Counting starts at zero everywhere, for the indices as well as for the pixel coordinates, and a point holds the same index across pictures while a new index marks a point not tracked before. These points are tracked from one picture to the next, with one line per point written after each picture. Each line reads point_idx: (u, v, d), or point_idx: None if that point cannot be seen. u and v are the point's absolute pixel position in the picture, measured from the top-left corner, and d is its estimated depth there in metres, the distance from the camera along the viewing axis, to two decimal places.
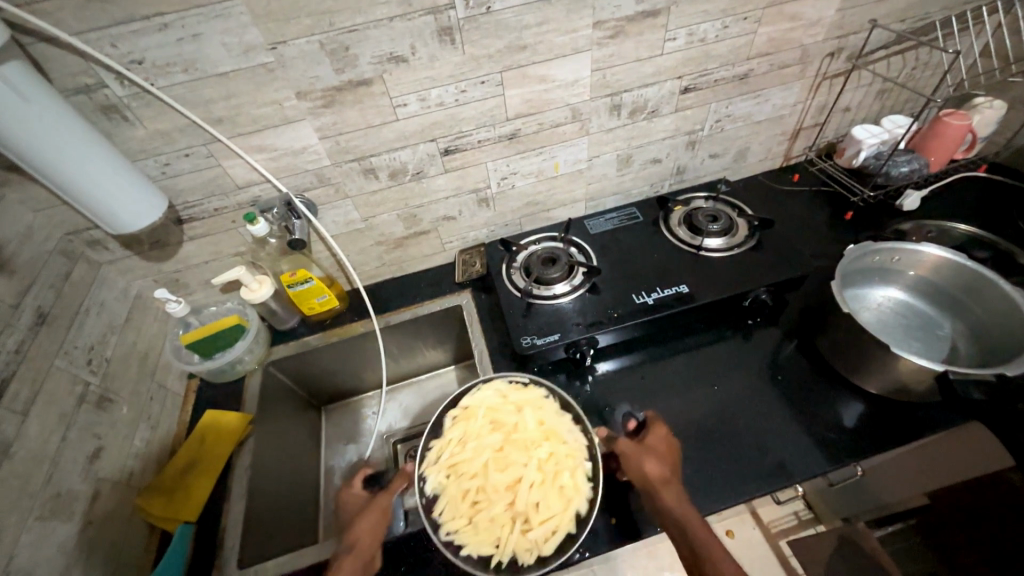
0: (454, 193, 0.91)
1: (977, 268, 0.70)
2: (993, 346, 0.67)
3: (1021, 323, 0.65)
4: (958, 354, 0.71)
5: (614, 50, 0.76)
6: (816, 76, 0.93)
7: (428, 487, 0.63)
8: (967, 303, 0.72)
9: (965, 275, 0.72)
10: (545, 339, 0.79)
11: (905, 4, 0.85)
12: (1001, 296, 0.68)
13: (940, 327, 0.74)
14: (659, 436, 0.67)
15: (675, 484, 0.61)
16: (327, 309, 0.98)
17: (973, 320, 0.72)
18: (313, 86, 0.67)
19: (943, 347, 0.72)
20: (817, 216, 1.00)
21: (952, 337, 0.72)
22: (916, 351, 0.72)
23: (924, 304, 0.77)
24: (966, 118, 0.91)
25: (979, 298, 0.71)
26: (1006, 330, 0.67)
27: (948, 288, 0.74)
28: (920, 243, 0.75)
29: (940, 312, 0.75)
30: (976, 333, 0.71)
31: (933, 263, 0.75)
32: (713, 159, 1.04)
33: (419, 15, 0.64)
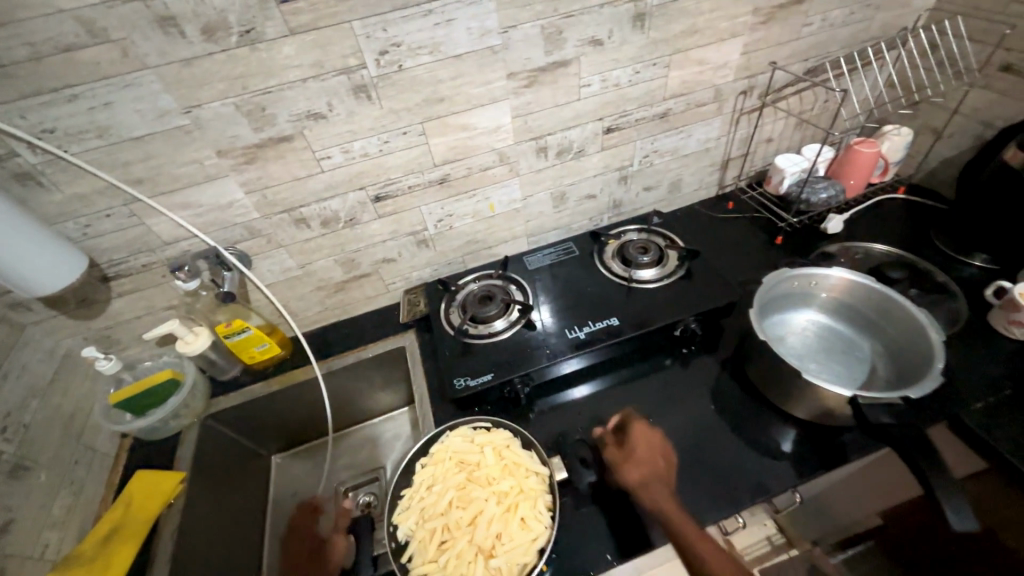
0: (391, 237, 0.92)
1: (885, 291, 0.72)
2: (904, 367, 0.69)
3: (926, 344, 0.67)
4: (875, 376, 0.72)
5: (531, 98, 0.80)
6: (733, 112, 0.98)
7: (399, 535, 0.66)
8: (882, 325, 0.75)
9: (876, 298, 0.74)
10: (479, 380, 0.79)
11: (805, 46, 0.91)
12: (909, 318, 0.70)
13: (859, 349, 0.76)
14: (642, 440, 0.71)
15: (656, 486, 0.67)
16: (269, 357, 0.97)
17: (889, 341, 0.74)
18: (233, 145, 0.69)
19: (862, 370, 0.74)
20: (749, 242, 1.03)
21: (870, 360, 0.74)
22: (836, 375, 0.74)
23: (843, 326, 0.79)
24: (876, 145, 0.97)
25: (891, 320, 0.73)
26: (914, 351, 0.69)
27: (864, 310, 0.77)
28: (835, 268, 0.78)
29: (859, 334, 0.77)
30: (891, 354, 0.73)
31: (847, 287, 0.77)
32: (647, 192, 1.08)
33: (332, 75, 0.67)
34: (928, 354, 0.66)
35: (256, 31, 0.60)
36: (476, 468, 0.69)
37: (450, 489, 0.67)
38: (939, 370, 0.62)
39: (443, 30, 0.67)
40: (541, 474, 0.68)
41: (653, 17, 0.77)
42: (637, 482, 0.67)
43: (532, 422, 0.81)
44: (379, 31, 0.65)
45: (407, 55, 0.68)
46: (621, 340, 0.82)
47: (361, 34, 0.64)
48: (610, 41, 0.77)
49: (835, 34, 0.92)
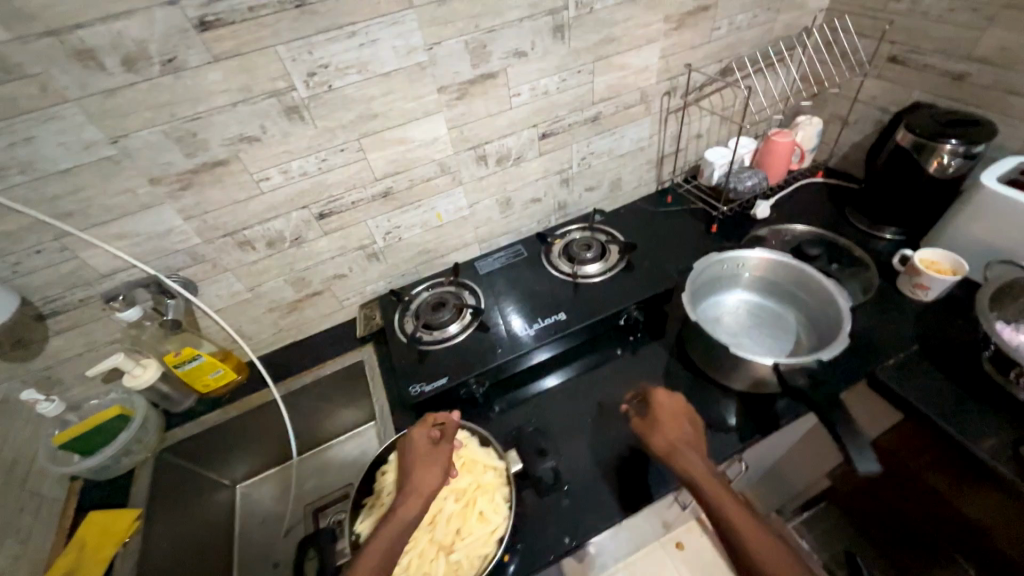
0: (340, 252, 0.93)
1: (802, 266, 0.79)
2: (824, 334, 0.76)
3: (839, 311, 0.73)
4: (801, 345, 0.79)
5: (464, 110, 0.84)
6: (661, 112, 1.05)
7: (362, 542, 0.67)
8: (803, 298, 0.81)
9: (795, 273, 0.81)
10: (434, 384, 0.81)
11: (718, 47, 0.99)
12: (823, 289, 0.77)
13: (786, 323, 0.83)
14: (665, 408, 0.71)
15: (684, 450, 0.65)
16: (225, 383, 0.96)
17: (810, 312, 0.80)
18: (166, 172, 0.69)
19: (788, 341, 0.80)
20: (687, 232, 1.09)
21: (796, 331, 0.81)
22: (766, 348, 0.80)
23: (771, 303, 0.86)
24: (790, 135, 1.06)
25: (810, 293, 0.80)
26: (830, 319, 0.75)
27: (787, 286, 0.83)
28: (758, 249, 0.84)
29: (786, 308, 0.84)
30: (812, 323, 0.79)
31: (770, 265, 0.84)
32: (590, 192, 1.13)
33: (262, 98, 0.68)
34: (840, 321, 0.73)
35: (179, 60, 0.61)
36: None
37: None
38: (848, 333, 0.69)
39: (369, 50, 0.70)
40: (497, 467, 0.70)
41: (572, 28, 0.82)
42: (665, 449, 0.66)
43: (490, 421, 0.83)
44: (305, 54, 0.67)
45: (335, 75, 0.70)
46: (568, 334, 0.86)
47: (287, 58, 0.66)
48: (534, 52, 0.82)
49: (744, 36, 1.00)
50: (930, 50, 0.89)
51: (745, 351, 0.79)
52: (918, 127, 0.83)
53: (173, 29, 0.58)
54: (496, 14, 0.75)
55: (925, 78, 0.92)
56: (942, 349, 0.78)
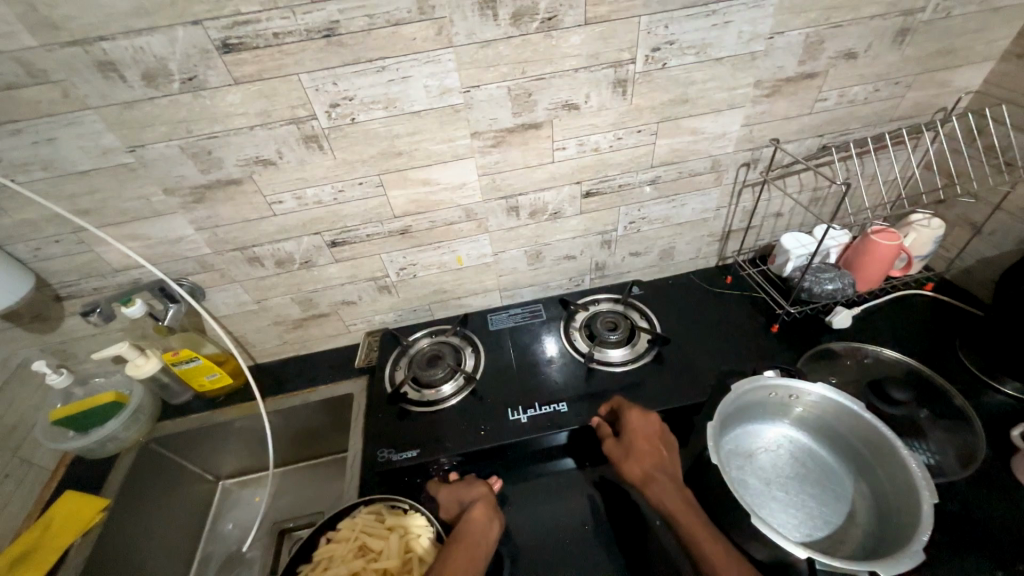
0: (350, 281, 0.89)
1: (874, 422, 0.62)
2: (890, 520, 0.58)
3: (917, 498, 0.56)
4: (856, 521, 0.61)
5: (499, 158, 0.75)
6: (734, 184, 0.90)
7: None
8: (871, 463, 0.63)
9: (867, 430, 0.63)
10: (403, 455, 0.74)
11: (819, 122, 0.82)
12: (901, 465, 0.59)
13: (842, 485, 0.65)
14: (639, 431, 0.68)
15: (659, 480, 0.63)
16: (220, 386, 0.96)
17: (877, 484, 0.62)
18: (180, 184, 0.68)
19: (839, 511, 0.63)
20: (740, 326, 0.92)
21: (852, 501, 0.63)
22: (807, 512, 0.63)
23: (824, 449, 0.69)
24: (897, 238, 0.85)
25: (882, 460, 0.62)
26: (902, 507, 0.58)
27: (853, 439, 0.66)
28: (818, 382, 0.68)
29: (845, 465, 0.66)
30: (878, 501, 0.61)
31: (830, 405, 0.67)
32: (635, 257, 0.99)
33: (280, 124, 0.64)
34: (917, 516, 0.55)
35: (198, 79, 0.58)
36: (377, 556, 0.64)
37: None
38: (922, 544, 0.51)
39: (398, 87, 0.64)
40: None
41: (637, 85, 0.71)
42: (640, 478, 0.64)
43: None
44: (330, 85, 0.62)
45: (360, 108, 0.65)
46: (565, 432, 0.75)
47: (310, 87, 0.62)
48: (587, 105, 0.71)
49: (856, 111, 0.82)
50: None
51: (777, 510, 0.63)
52: None
53: (195, 49, 0.56)
54: (547, 61, 0.65)
55: None
56: None
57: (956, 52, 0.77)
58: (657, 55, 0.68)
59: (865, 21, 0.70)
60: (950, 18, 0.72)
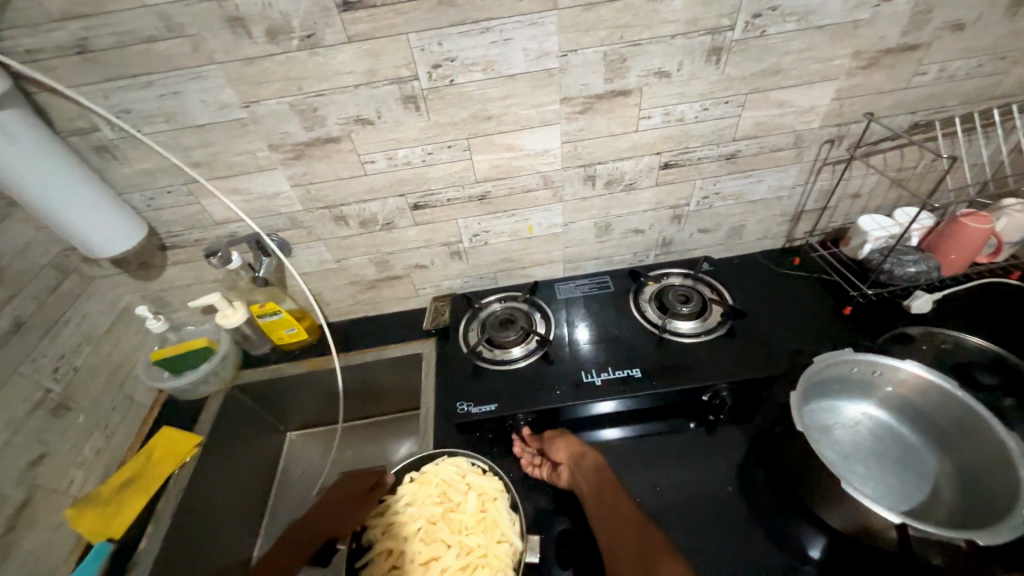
0: (426, 244, 0.92)
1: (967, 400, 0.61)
2: (982, 496, 0.57)
3: (1014, 475, 0.55)
4: (940, 498, 0.61)
5: (584, 125, 0.76)
6: (815, 161, 0.88)
7: (365, 537, 0.66)
8: (959, 442, 0.63)
9: (958, 409, 0.63)
10: (481, 408, 0.78)
11: (914, 97, 0.79)
12: (998, 444, 0.58)
13: (924, 462, 0.65)
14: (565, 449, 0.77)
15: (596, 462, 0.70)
16: (296, 341, 1.01)
17: (965, 462, 0.62)
18: (284, 141, 0.72)
19: (921, 486, 0.63)
20: (811, 308, 0.91)
21: (936, 477, 0.63)
22: (887, 485, 0.63)
23: (906, 428, 0.68)
24: (989, 221, 0.82)
25: (973, 439, 0.61)
26: (995, 484, 0.57)
27: (939, 418, 0.65)
28: (908, 361, 0.67)
29: (929, 444, 0.66)
30: (965, 479, 0.61)
31: (917, 384, 0.66)
32: (703, 234, 0.99)
33: (384, 84, 0.67)
34: (1012, 492, 0.55)
35: (316, 37, 0.61)
36: (456, 506, 0.67)
37: (421, 518, 0.67)
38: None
39: (498, 49, 0.65)
40: (513, 545, 0.62)
41: (732, 53, 0.70)
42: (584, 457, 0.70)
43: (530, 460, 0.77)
44: (435, 45, 0.64)
45: (459, 70, 0.67)
46: (638, 396, 0.78)
47: (416, 47, 0.64)
48: (678, 73, 0.71)
49: (955, 87, 0.79)
50: None
51: (856, 481, 0.64)
52: None
53: (317, 7, 0.59)
54: (646, 27, 0.66)
55: None
56: None
57: None
58: (757, 22, 0.67)
59: None
60: None
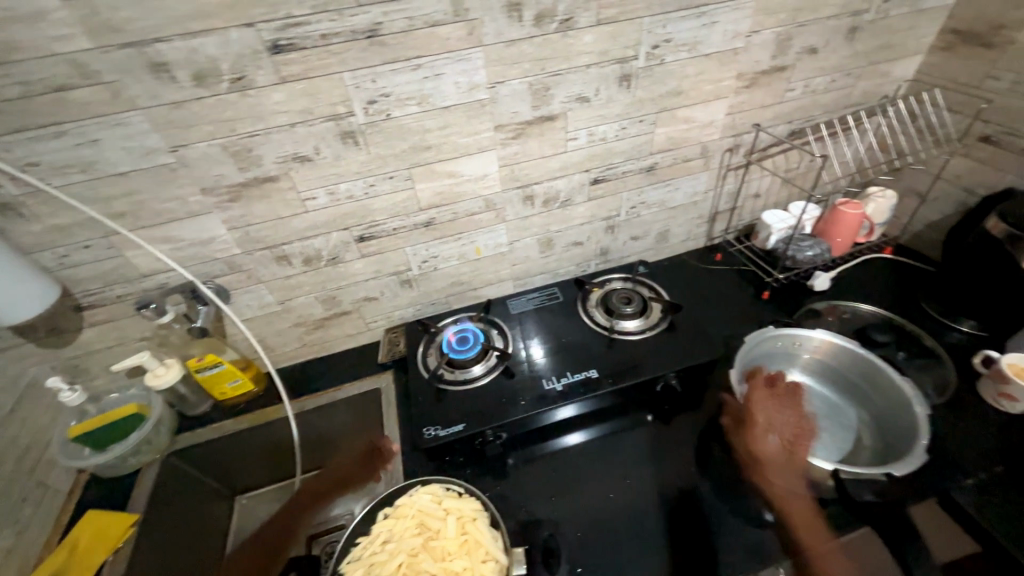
0: (374, 276, 0.91)
1: (869, 357, 0.74)
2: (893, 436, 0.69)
3: (913, 413, 0.68)
4: (864, 445, 0.72)
5: (518, 149, 0.82)
6: (720, 168, 1.00)
7: None
8: (867, 393, 0.75)
9: (865, 365, 0.75)
10: (449, 431, 0.78)
11: (789, 109, 0.94)
12: (898, 390, 0.71)
13: (844, 415, 0.76)
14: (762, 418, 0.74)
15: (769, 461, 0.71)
16: (241, 393, 0.95)
17: (877, 410, 0.74)
18: (217, 183, 0.70)
19: (845, 436, 0.74)
20: (736, 296, 1.02)
21: (855, 426, 0.75)
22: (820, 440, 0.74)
23: (828, 390, 0.80)
24: (861, 207, 0.98)
25: (879, 390, 0.74)
26: (899, 424, 0.70)
27: (852, 377, 0.77)
28: (820, 332, 0.80)
29: (846, 399, 0.78)
30: (879, 423, 0.73)
31: (830, 350, 0.79)
32: (635, 241, 1.08)
33: (319, 121, 0.68)
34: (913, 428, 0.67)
35: (246, 79, 0.61)
36: (435, 534, 0.66)
37: (402, 552, 0.64)
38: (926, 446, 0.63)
39: (432, 83, 0.69)
40: (498, 560, 0.62)
41: (640, 78, 0.79)
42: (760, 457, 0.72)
43: (505, 476, 0.78)
44: (369, 82, 0.66)
45: (395, 104, 0.70)
46: (598, 396, 0.82)
47: (351, 84, 0.66)
48: (596, 98, 0.79)
49: (818, 99, 0.95)
50: None
51: (796, 441, 0.74)
52: (1013, 217, 0.77)
53: (246, 50, 0.59)
54: (563, 59, 0.73)
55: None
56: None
57: (894, 48, 0.92)
58: (656, 52, 0.77)
59: (823, 21, 0.83)
60: (888, 18, 0.86)
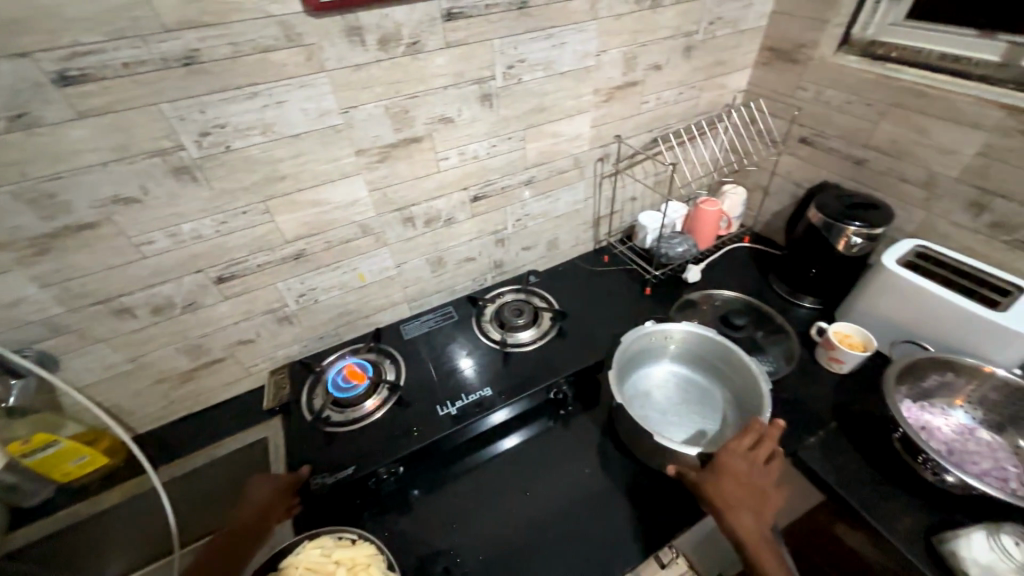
0: (244, 317, 0.84)
1: (726, 343, 0.80)
2: (748, 412, 0.76)
3: (761, 390, 0.74)
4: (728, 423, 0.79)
5: (386, 172, 0.79)
6: (595, 176, 1.06)
7: None
8: (730, 376, 0.82)
9: (724, 350, 0.81)
10: (338, 475, 0.73)
11: (647, 119, 1.02)
12: (750, 370, 0.77)
13: (714, 399, 0.82)
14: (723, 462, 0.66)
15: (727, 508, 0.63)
16: (91, 469, 0.82)
17: (736, 389, 0.81)
18: (13, 237, 0.59)
19: (715, 419, 0.79)
20: (623, 295, 1.09)
21: (723, 408, 0.80)
22: (692, 426, 0.79)
23: (698, 374, 0.86)
24: (717, 204, 1.09)
25: (737, 372, 0.80)
26: (755, 401, 0.76)
27: (716, 361, 0.84)
28: (685, 323, 0.85)
29: (716, 384, 0.84)
30: (738, 400, 0.79)
31: (695, 339, 0.84)
32: (526, 251, 1.10)
33: (141, 158, 0.60)
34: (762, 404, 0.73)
35: (30, 116, 0.53)
36: None
37: None
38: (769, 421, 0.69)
39: (274, 111, 0.65)
40: None
41: (501, 97, 0.81)
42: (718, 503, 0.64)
43: (408, 511, 0.75)
44: (196, 113, 0.60)
45: (234, 135, 0.64)
46: (499, 412, 0.83)
47: (174, 116, 0.59)
48: (460, 118, 0.80)
49: (670, 110, 1.04)
50: (833, 135, 0.98)
51: (669, 431, 0.78)
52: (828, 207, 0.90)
53: (24, 83, 0.51)
54: (418, 81, 0.72)
55: (832, 160, 1.01)
56: (856, 419, 0.82)
57: (726, 63, 1.03)
58: (512, 71, 0.79)
59: (662, 41, 0.91)
60: (716, 37, 0.97)
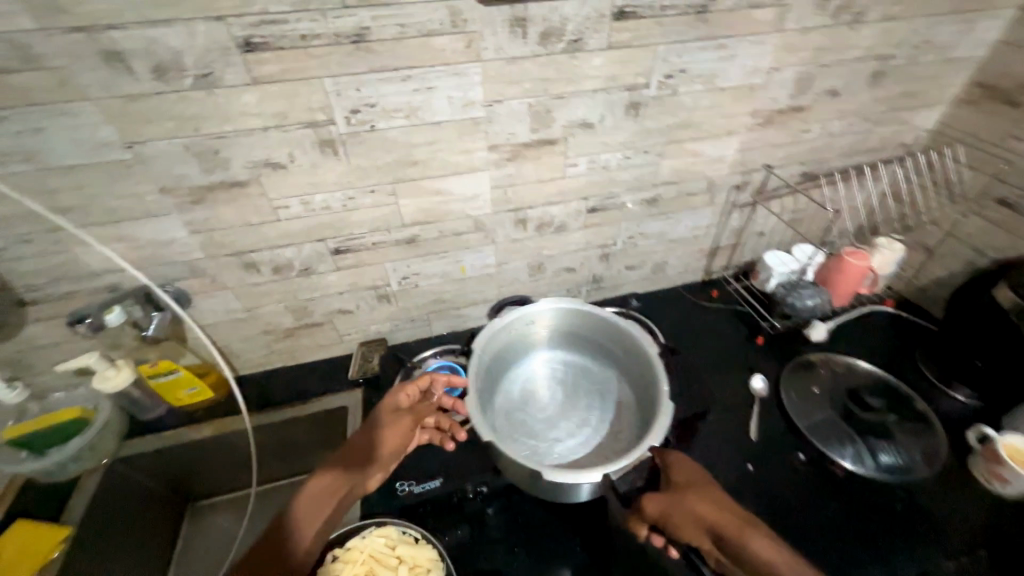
0: (349, 289, 0.86)
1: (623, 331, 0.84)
2: (646, 406, 0.81)
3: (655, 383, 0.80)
4: (627, 416, 0.84)
5: (513, 171, 0.76)
6: (725, 204, 0.95)
7: None
8: (623, 362, 0.88)
9: (617, 335, 0.86)
10: (424, 487, 0.75)
11: (803, 150, 0.89)
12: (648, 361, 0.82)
13: (610, 390, 0.88)
14: (675, 466, 0.66)
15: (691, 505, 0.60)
16: (198, 401, 0.89)
17: (633, 383, 0.86)
18: (178, 183, 0.63)
19: (608, 410, 0.86)
20: (729, 340, 0.98)
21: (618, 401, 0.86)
22: (587, 429, 0.83)
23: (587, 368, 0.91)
24: (867, 258, 0.92)
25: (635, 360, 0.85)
26: (650, 393, 0.81)
27: (610, 352, 0.88)
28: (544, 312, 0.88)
29: (611, 376, 0.89)
30: (637, 395, 0.85)
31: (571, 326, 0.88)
32: (630, 271, 1.03)
33: (296, 127, 0.62)
34: (656, 396, 0.78)
35: (213, 76, 0.55)
36: None
37: None
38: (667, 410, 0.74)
39: (422, 97, 0.63)
40: None
41: (648, 108, 0.74)
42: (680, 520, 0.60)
43: (482, 530, 0.71)
44: (353, 90, 0.60)
45: (381, 116, 0.64)
46: None
47: (331, 91, 0.60)
48: (601, 125, 0.74)
49: (833, 143, 0.90)
50: None
51: (560, 430, 0.83)
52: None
53: (215, 44, 0.53)
54: (568, 81, 0.67)
55: None
56: None
57: (917, 96, 0.87)
58: (669, 81, 0.72)
59: (848, 63, 0.78)
60: (914, 66, 0.82)
